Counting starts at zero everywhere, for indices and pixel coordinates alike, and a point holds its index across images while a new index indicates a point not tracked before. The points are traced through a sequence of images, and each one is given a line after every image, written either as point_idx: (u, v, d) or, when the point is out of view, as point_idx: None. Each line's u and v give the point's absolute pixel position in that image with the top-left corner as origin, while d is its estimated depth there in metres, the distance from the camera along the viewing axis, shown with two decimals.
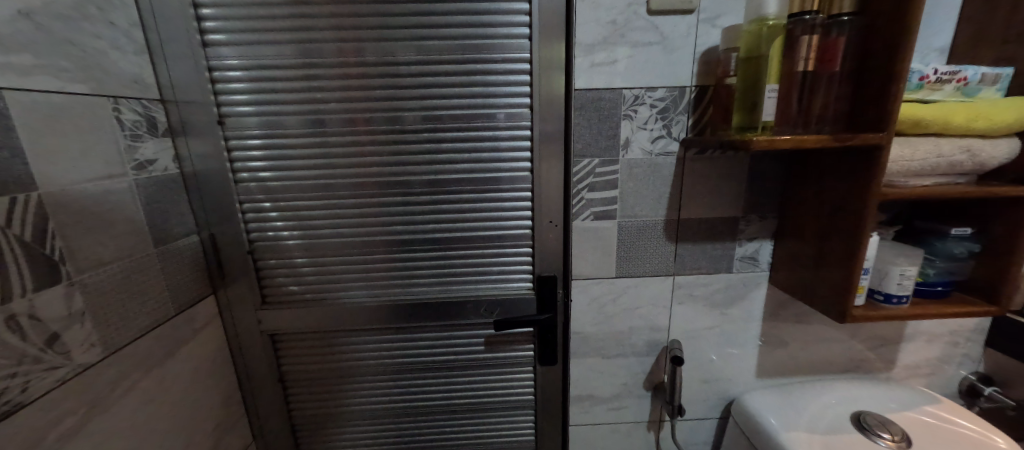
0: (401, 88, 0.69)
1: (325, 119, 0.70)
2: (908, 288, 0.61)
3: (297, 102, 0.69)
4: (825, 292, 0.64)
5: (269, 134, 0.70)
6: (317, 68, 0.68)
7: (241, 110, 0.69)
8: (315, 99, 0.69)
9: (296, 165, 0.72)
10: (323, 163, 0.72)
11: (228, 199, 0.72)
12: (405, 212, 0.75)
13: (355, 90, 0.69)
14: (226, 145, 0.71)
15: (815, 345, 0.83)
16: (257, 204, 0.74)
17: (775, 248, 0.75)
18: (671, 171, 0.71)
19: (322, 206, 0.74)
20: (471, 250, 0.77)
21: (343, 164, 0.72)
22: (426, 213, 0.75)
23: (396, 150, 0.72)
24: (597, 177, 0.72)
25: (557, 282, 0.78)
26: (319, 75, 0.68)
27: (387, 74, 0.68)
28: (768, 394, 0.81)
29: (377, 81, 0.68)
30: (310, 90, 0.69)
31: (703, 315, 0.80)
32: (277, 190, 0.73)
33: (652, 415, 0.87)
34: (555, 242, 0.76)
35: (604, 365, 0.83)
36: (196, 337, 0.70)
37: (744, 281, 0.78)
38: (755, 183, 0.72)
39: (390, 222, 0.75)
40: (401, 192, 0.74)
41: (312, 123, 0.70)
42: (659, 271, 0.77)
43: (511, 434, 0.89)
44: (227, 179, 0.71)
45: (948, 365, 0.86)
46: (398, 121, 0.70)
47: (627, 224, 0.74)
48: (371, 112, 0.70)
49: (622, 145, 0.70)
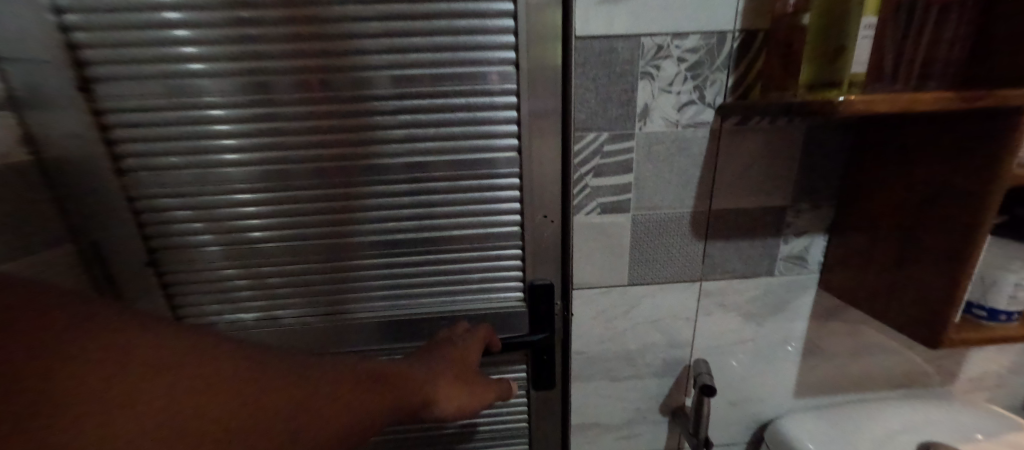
0: (374, 37, 0.50)
1: (268, 82, 0.50)
2: (1021, 302, 0.46)
3: (188, 61, 0.49)
4: (908, 307, 0.49)
5: (153, 106, 0.51)
6: (251, 8, 0.47)
7: (113, 72, 0.49)
8: (219, 56, 0.49)
9: (197, 148, 0.53)
10: (238, 145, 0.53)
11: (115, 198, 0.54)
12: (352, 207, 0.56)
13: (306, 39, 0.49)
14: (99, 121, 0.51)
15: (865, 357, 0.69)
16: (150, 206, 0.55)
17: (829, 246, 0.59)
18: (702, 149, 0.54)
19: (238, 203, 0.55)
20: (442, 254, 0.60)
21: (308, 143, 0.53)
22: (383, 209, 0.57)
23: (337, 127, 0.53)
24: (604, 158, 0.54)
25: (553, 292, 0.61)
26: (253, 16, 0.48)
27: (344, 19, 0.49)
28: (811, 420, 0.66)
29: (332, 27, 0.49)
30: (243, 40, 0.49)
31: (734, 327, 0.65)
32: (177, 182, 0.54)
33: (669, 442, 0.72)
34: (552, 243, 0.59)
35: (613, 389, 0.68)
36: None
37: (787, 286, 0.62)
38: (809, 162, 0.55)
39: (333, 222, 0.57)
40: (351, 182, 0.55)
41: (244, 87, 0.50)
42: (683, 276, 0.61)
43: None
44: (104, 169, 0.52)
45: (1018, 375, 0.72)
46: (370, 84, 0.51)
47: (644, 219, 0.57)
48: (330, 71, 0.51)
49: (638, 115, 0.52)
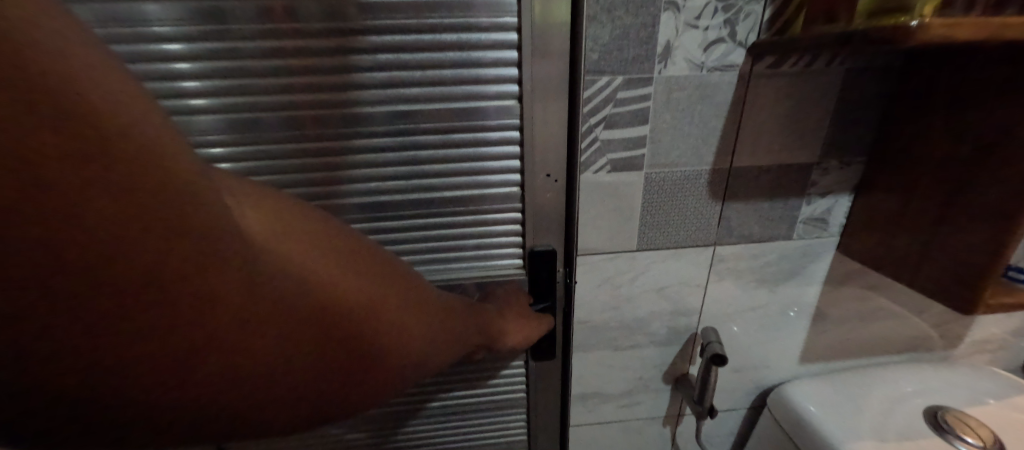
0: None
1: (223, 8, 0.41)
2: None
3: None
4: (942, 270, 0.45)
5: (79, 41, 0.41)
6: None
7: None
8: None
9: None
10: (181, 89, 0.43)
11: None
12: (325, 165, 0.49)
13: None
14: None
15: (875, 322, 0.67)
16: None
17: (853, 207, 0.55)
18: (728, 96, 0.48)
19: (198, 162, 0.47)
20: (432, 218, 0.53)
21: (276, 88, 0.45)
22: (362, 167, 0.49)
23: (305, 70, 0.44)
24: (618, 106, 0.47)
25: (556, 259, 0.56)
26: None
27: None
28: (816, 385, 0.65)
29: None
30: None
31: (745, 293, 0.61)
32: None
33: (670, 409, 0.70)
34: (554, 205, 0.53)
35: (616, 358, 0.64)
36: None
37: (805, 250, 0.58)
38: (843, 113, 0.50)
39: (303, 185, 0.49)
40: (327, 136, 0.47)
41: (191, 14, 0.41)
42: (697, 240, 0.56)
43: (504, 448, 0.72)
44: None
45: (1021, 339, 0.71)
46: (342, 13, 0.42)
47: (659, 177, 0.51)
48: None
49: (660, 55, 0.45)
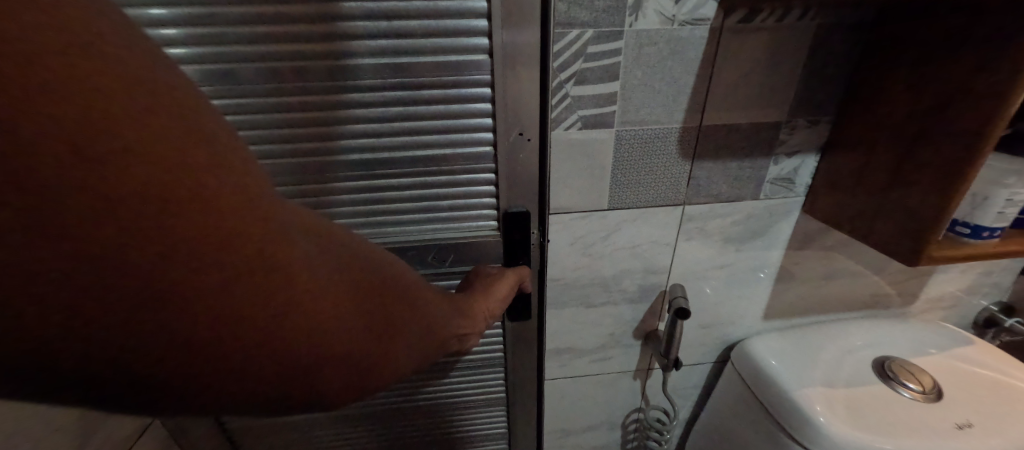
0: None
1: None
2: (1008, 218, 0.44)
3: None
4: (894, 224, 0.47)
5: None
6: None
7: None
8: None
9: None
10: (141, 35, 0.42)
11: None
12: (291, 122, 0.48)
13: None
14: None
15: (836, 281, 0.70)
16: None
17: (819, 167, 0.56)
18: (699, 52, 0.47)
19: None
20: (406, 177, 0.53)
21: (240, 36, 0.43)
22: (329, 123, 0.48)
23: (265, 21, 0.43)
24: (588, 61, 0.47)
25: (530, 221, 0.56)
26: None
27: None
28: (777, 339, 0.69)
29: None
30: None
31: (713, 252, 0.63)
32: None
33: (640, 363, 0.74)
34: (529, 166, 0.53)
35: (588, 315, 0.67)
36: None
37: (771, 209, 0.60)
38: (812, 70, 0.50)
39: (271, 139, 0.49)
40: (295, 89, 0.46)
41: None
42: (667, 199, 0.57)
43: (483, 409, 0.76)
44: None
45: (972, 296, 0.75)
46: None
47: (629, 135, 0.52)
48: None
49: (630, 7, 0.44)
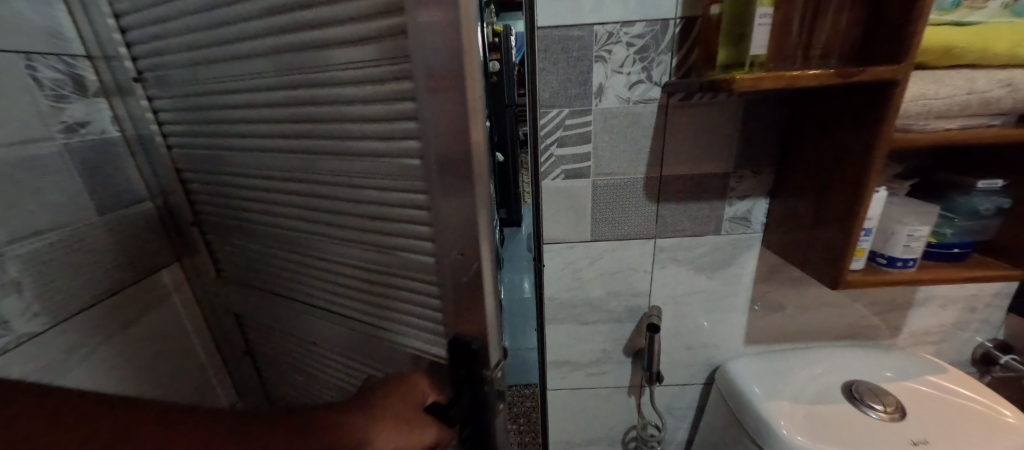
0: None
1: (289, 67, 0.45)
2: (915, 250, 0.53)
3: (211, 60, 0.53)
4: (818, 255, 0.57)
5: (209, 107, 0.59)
6: None
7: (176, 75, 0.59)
8: (229, 38, 0.49)
9: (222, 134, 0.58)
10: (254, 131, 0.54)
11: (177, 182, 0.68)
12: (349, 211, 0.50)
13: None
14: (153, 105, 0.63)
15: (812, 310, 0.77)
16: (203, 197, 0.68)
17: (769, 208, 0.67)
18: (651, 122, 0.63)
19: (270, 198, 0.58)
20: (415, 280, 0.49)
21: (320, 139, 0.48)
22: (388, 219, 0.47)
23: (362, 114, 0.43)
24: (567, 130, 0.64)
25: (478, 352, 0.48)
26: None
27: None
28: (756, 363, 0.76)
29: None
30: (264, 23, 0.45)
31: (688, 279, 0.74)
32: (216, 166, 0.61)
33: (633, 380, 0.83)
34: (472, 289, 0.46)
35: (582, 331, 0.79)
36: (145, 316, 0.70)
37: (734, 244, 0.71)
38: (748, 133, 0.63)
39: (333, 220, 0.52)
40: (355, 184, 0.47)
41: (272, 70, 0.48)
42: (640, 233, 0.70)
43: None
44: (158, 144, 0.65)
45: (962, 332, 0.78)
46: None
47: (603, 183, 0.67)
48: None
49: (594, 92, 0.61)
